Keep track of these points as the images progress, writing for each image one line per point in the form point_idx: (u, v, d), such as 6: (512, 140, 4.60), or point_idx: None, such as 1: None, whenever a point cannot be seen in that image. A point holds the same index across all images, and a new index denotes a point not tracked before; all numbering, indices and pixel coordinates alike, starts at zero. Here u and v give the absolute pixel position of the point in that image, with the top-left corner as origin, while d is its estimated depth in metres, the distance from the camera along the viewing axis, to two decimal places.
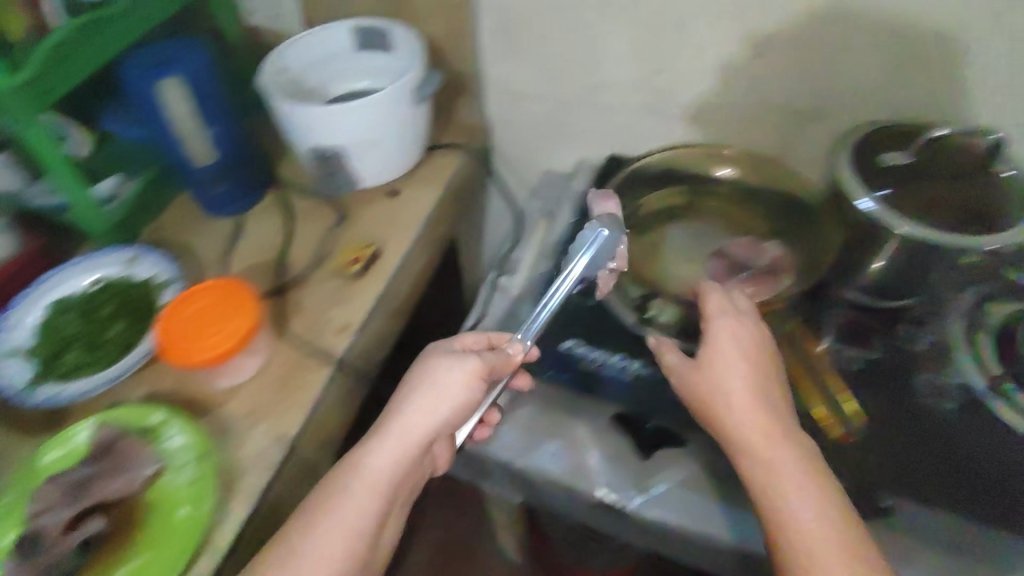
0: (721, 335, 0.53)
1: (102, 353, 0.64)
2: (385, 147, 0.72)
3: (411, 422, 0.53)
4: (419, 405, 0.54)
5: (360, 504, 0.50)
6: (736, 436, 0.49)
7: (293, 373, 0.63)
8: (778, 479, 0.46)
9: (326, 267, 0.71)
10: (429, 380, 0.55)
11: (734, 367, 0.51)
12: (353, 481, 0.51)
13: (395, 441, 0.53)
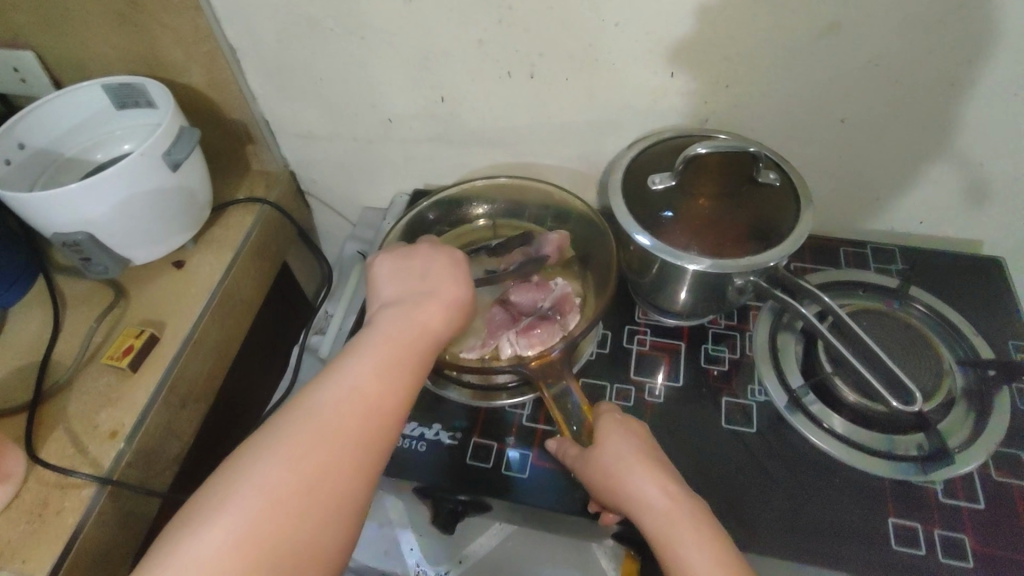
0: (610, 435, 0.48)
1: None
2: (145, 219, 0.65)
3: (429, 307, 0.48)
4: (432, 293, 0.49)
5: (373, 386, 0.43)
6: (661, 526, 0.43)
7: (49, 497, 0.55)
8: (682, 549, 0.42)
9: (97, 363, 0.64)
10: (441, 273, 0.50)
11: (633, 466, 0.46)
12: (368, 361, 0.44)
13: (407, 324, 0.47)
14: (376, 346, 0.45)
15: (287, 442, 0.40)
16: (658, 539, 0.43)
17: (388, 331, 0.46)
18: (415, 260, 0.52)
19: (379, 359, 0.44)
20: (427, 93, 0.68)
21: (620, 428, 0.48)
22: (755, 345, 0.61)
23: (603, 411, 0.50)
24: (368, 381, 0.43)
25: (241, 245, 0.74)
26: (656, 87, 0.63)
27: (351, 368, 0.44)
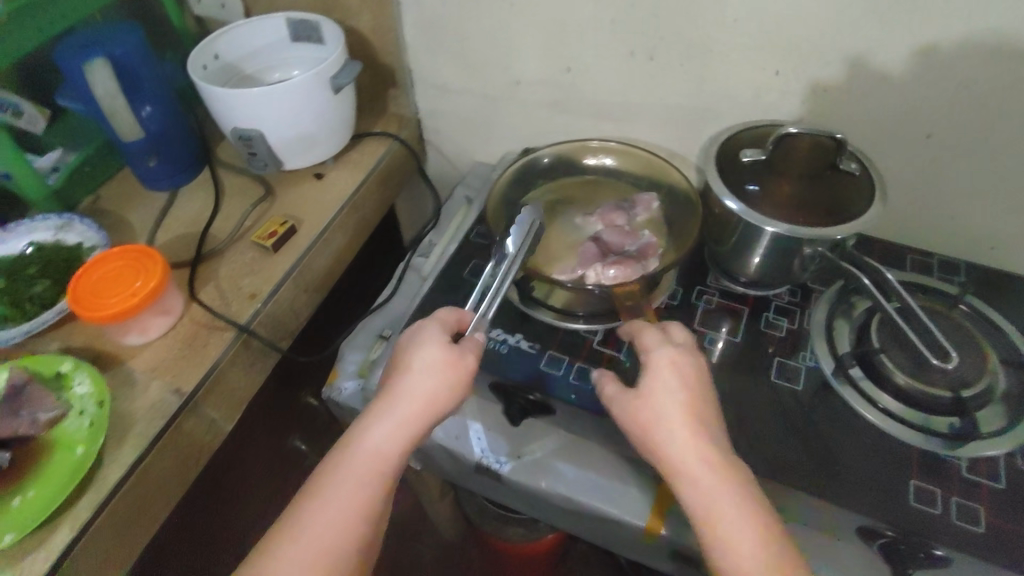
0: (662, 374, 0.51)
1: (22, 308, 0.66)
2: (303, 127, 0.77)
3: (412, 396, 0.51)
4: (415, 379, 0.52)
5: (362, 481, 0.48)
6: (693, 479, 0.46)
7: (198, 333, 0.68)
8: (712, 504, 0.45)
9: (245, 240, 0.76)
10: (429, 356, 0.53)
11: (669, 402, 0.50)
12: (358, 460, 0.49)
13: (393, 415, 0.50)
14: (365, 441, 0.49)
15: (287, 547, 0.45)
16: (688, 489, 0.47)
17: (374, 424, 0.50)
18: (395, 360, 0.54)
19: (368, 454, 0.49)
20: (556, 62, 0.78)
21: (671, 375, 0.51)
22: (812, 321, 0.68)
23: (654, 355, 0.52)
24: (357, 478, 0.48)
25: (370, 168, 0.85)
26: (762, 83, 0.70)
27: (339, 470, 0.48)
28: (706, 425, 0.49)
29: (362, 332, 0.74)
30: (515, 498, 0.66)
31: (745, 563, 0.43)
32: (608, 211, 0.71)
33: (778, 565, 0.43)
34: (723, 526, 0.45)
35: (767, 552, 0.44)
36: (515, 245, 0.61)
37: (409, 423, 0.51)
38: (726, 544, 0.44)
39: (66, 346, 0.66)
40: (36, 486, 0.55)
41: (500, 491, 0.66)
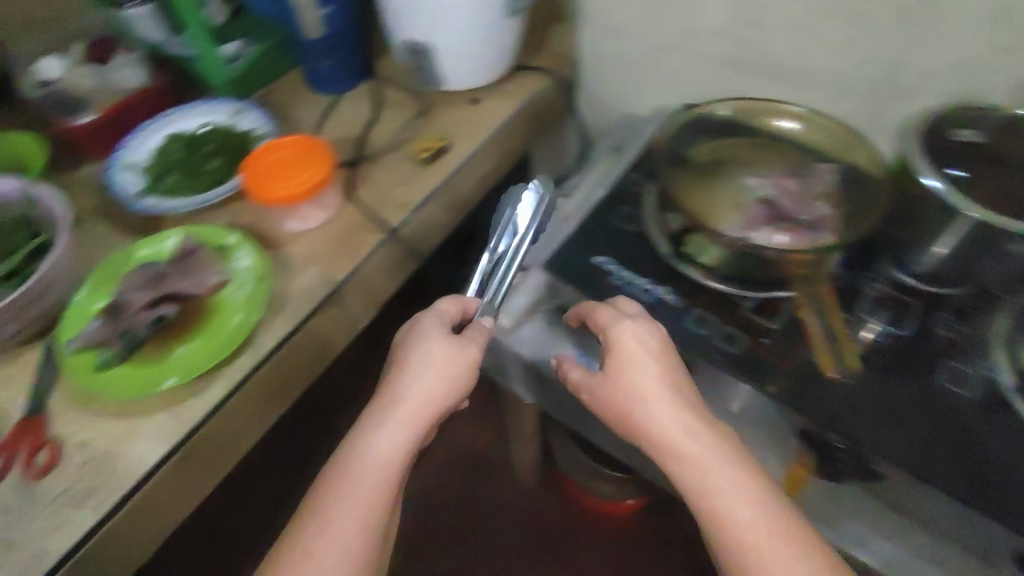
0: (626, 339, 0.54)
1: (199, 180, 0.72)
2: (471, 46, 0.76)
3: (414, 397, 0.52)
4: (421, 377, 0.53)
5: (378, 480, 0.49)
6: (669, 447, 0.49)
7: (350, 231, 0.69)
8: (699, 471, 0.48)
9: (402, 151, 0.77)
10: (436, 356, 0.54)
11: (645, 368, 0.52)
12: (367, 467, 0.49)
13: (404, 416, 0.52)
14: (373, 445, 0.50)
15: (310, 560, 0.46)
16: (665, 456, 0.49)
17: (379, 432, 0.51)
18: (396, 362, 0.55)
19: (375, 460, 0.50)
20: (746, 9, 0.73)
21: (635, 344, 0.53)
22: (994, 329, 0.60)
23: (605, 323, 0.55)
24: (373, 478, 0.49)
25: (527, 99, 0.83)
26: (990, 52, 0.62)
27: (348, 476, 0.49)
28: (672, 390, 0.51)
29: None
30: (630, 451, 0.65)
31: (739, 520, 0.46)
32: (780, 179, 0.67)
33: (786, 522, 0.46)
34: (725, 504, 0.46)
35: (789, 542, 0.45)
36: (527, 224, 0.64)
37: (417, 416, 0.52)
38: (719, 509, 0.46)
39: (234, 223, 0.70)
40: (197, 341, 0.60)
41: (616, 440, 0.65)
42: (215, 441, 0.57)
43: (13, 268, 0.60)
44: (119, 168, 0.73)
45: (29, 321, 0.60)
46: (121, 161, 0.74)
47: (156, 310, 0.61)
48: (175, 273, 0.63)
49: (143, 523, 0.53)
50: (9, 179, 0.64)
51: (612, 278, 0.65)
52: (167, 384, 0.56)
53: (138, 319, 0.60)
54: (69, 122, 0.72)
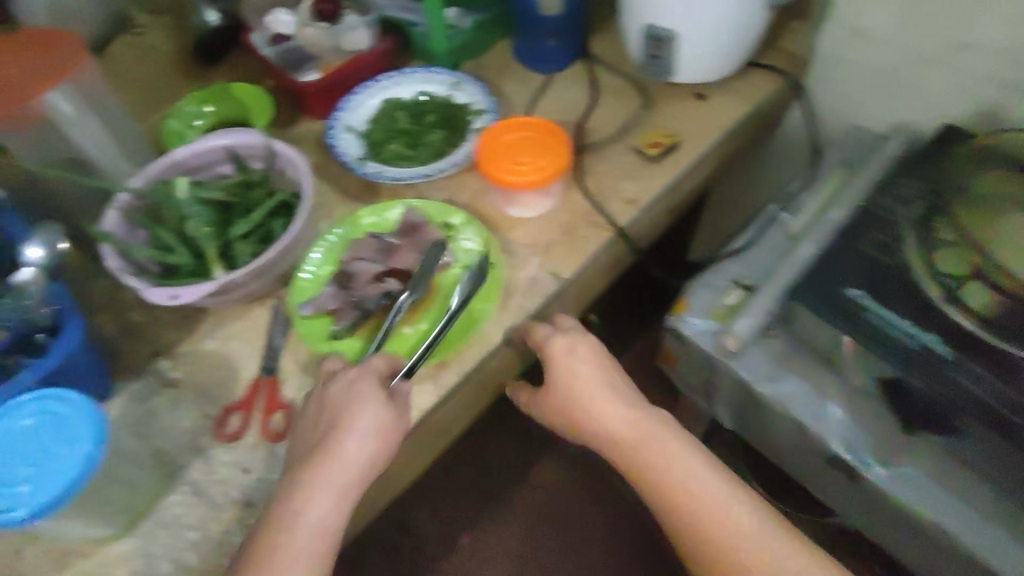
0: (563, 351, 0.58)
1: (420, 152, 0.70)
2: (718, 40, 0.69)
3: (354, 460, 0.48)
4: (355, 445, 0.48)
5: (308, 556, 0.46)
6: (662, 473, 0.54)
7: (576, 224, 0.66)
8: (684, 489, 0.54)
9: (625, 143, 0.72)
10: (333, 395, 0.51)
11: (592, 379, 0.58)
12: (304, 533, 0.46)
13: (334, 485, 0.47)
14: (311, 516, 0.47)
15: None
16: (649, 479, 0.55)
17: (307, 483, 0.47)
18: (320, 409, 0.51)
19: (307, 525, 0.46)
20: None
21: (573, 360, 0.58)
22: None
23: (559, 343, 0.58)
24: (303, 557, 0.46)
25: (759, 102, 0.76)
26: None
27: (282, 542, 0.46)
28: (644, 416, 0.57)
29: (714, 274, 0.71)
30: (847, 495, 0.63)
31: (760, 549, 0.51)
32: None
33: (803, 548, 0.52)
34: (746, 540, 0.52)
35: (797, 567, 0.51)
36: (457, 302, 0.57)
37: (353, 488, 0.48)
38: (690, 521, 0.53)
39: (453, 200, 0.68)
40: (427, 323, 0.58)
41: (832, 483, 0.63)
42: (437, 428, 0.59)
43: (255, 225, 0.60)
44: (340, 128, 0.71)
45: (270, 279, 0.59)
46: (341, 120, 0.72)
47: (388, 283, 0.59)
48: (405, 247, 0.61)
49: (373, 492, 0.57)
50: (256, 136, 0.64)
51: (869, 317, 0.58)
52: (403, 368, 0.54)
53: (372, 291, 0.58)
54: (295, 78, 0.72)
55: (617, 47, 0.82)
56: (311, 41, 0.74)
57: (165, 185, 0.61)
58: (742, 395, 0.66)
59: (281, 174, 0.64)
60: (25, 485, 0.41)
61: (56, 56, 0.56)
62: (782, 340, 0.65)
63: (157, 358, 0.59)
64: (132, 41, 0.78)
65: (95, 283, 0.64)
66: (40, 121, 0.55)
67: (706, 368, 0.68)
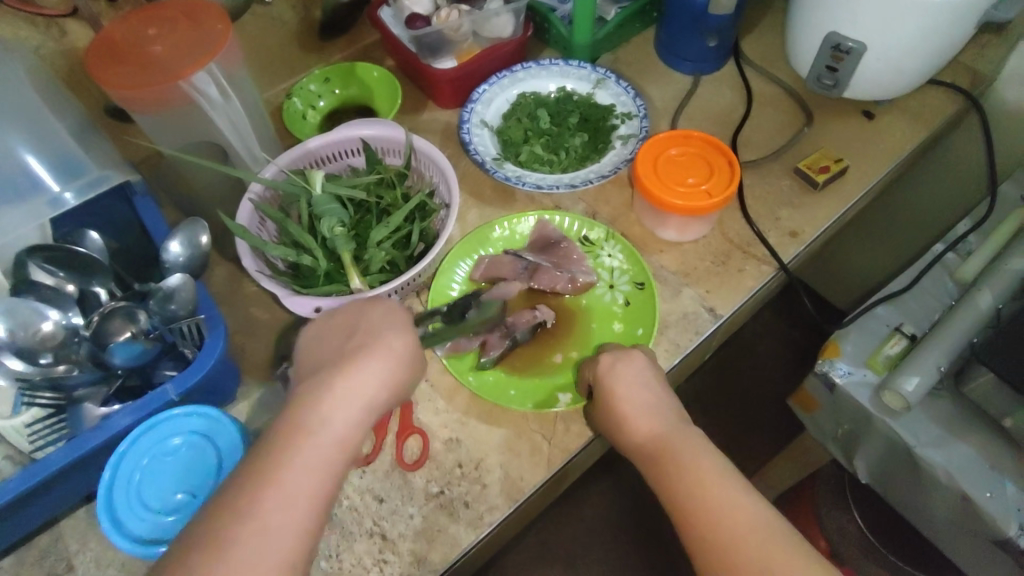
0: (630, 382, 0.49)
1: (560, 158, 0.65)
2: (909, 58, 0.62)
3: (376, 374, 0.42)
4: (379, 360, 0.42)
5: (318, 468, 0.38)
6: (702, 489, 0.42)
7: (732, 253, 0.60)
8: (698, 493, 0.42)
9: (787, 162, 0.65)
10: (375, 315, 0.45)
11: (643, 397, 0.48)
12: (319, 439, 0.39)
13: (351, 393, 0.41)
14: (318, 413, 0.40)
15: (247, 539, 0.35)
16: (674, 488, 0.43)
17: (333, 388, 0.40)
18: (341, 321, 0.45)
19: (330, 432, 0.39)
20: None
21: (627, 375, 0.49)
22: None
23: (603, 362, 0.50)
24: (314, 466, 0.38)
25: (937, 126, 0.68)
26: None
27: (304, 442, 0.38)
28: (669, 430, 0.46)
29: (870, 318, 0.65)
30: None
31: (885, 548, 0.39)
32: None
33: None
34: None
35: None
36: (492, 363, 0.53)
37: (362, 397, 0.41)
38: (714, 542, 0.40)
39: (596, 214, 0.63)
40: (578, 352, 0.55)
41: (989, 563, 0.58)
42: (574, 470, 0.54)
43: (393, 231, 0.57)
44: (475, 125, 0.66)
45: (407, 289, 0.56)
46: (476, 116, 0.67)
47: (542, 313, 0.55)
48: (548, 266, 0.56)
49: (504, 535, 0.53)
50: (394, 130, 0.59)
51: None
52: (563, 408, 0.52)
53: (533, 318, 0.55)
54: (431, 65, 0.67)
55: (771, 48, 0.74)
56: (452, 26, 0.65)
57: (299, 176, 0.57)
58: (892, 454, 0.61)
59: (419, 173, 0.60)
60: (173, 517, 0.41)
61: (202, 34, 0.52)
62: (949, 403, 0.59)
63: (282, 362, 0.56)
64: (264, 14, 0.68)
65: (212, 270, 0.61)
66: (181, 101, 0.53)
67: (857, 422, 0.62)
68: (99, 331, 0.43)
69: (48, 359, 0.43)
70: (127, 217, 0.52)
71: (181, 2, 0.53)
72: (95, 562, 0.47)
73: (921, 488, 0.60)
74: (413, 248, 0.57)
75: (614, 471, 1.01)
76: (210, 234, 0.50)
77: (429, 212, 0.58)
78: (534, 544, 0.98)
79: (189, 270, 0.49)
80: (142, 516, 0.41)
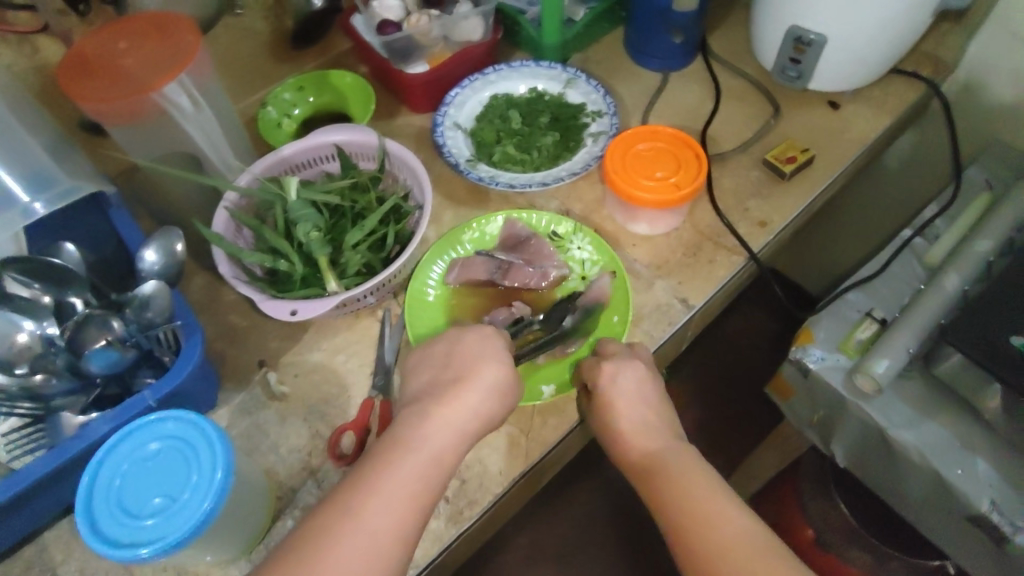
0: (628, 391, 0.50)
1: (532, 156, 0.66)
2: (870, 48, 0.63)
3: (471, 401, 0.46)
4: (477, 389, 0.46)
5: (417, 483, 0.42)
6: (683, 492, 0.44)
7: (703, 245, 0.61)
8: (689, 504, 0.43)
9: (756, 154, 0.66)
10: (465, 340, 0.49)
11: (642, 406, 0.50)
12: (419, 456, 0.43)
13: (452, 417, 0.45)
14: (423, 435, 0.44)
15: (342, 542, 0.38)
16: (666, 500, 0.44)
17: (434, 414, 0.45)
18: (440, 348, 0.50)
19: (428, 449, 0.43)
20: None
21: (628, 384, 0.50)
22: None
23: (605, 371, 0.50)
24: (414, 481, 0.42)
25: (901, 114, 0.69)
26: None
27: (401, 459, 0.42)
28: (666, 447, 0.48)
29: (842, 304, 0.66)
30: (983, 557, 0.58)
31: None
32: None
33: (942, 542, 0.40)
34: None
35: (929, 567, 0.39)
36: None
37: (459, 420, 0.45)
38: (704, 551, 0.41)
39: (569, 210, 0.64)
40: (576, 348, 0.55)
41: (966, 541, 0.59)
42: (552, 465, 0.55)
43: (367, 235, 0.57)
44: (447, 128, 0.67)
45: (383, 291, 0.57)
46: (449, 119, 0.68)
47: (572, 318, 0.56)
48: (519, 264, 0.58)
49: (487, 530, 0.54)
50: (367, 135, 0.60)
51: None
52: (548, 398, 0.52)
53: (559, 319, 0.56)
54: (404, 70, 0.68)
55: (738, 43, 0.75)
56: (422, 31, 0.66)
57: (273, 184, 0.58)
58: (868, 438, 0.62)
59: (393, 176, 0.61)
60: (151, 521, 0.40)
61: (173, 44, 0.52)
62: (921, 385, 0.61)
63: (262, 367, 0.56)
64: (236, 25, 0.70)
65: (191, 279, 0.61)
66: (154, 112, 0.53)
67: (832, 407, 0.64)
68: (75, 339, 0.43)
69: (26, 369, 0.43)
70: (103, 231, 0.53)
71: (151, 14, 0.54)
72: (79, 570, 0.48)
73: (897, 469, 0.61)
74: (387, 250, 0.58)
75: (600, 470, 1.02)
76: (185, 243, 0.50)
77: (403, 215, 0.59)
78: (524, 543, 0.98)
79: (165, 278, 0.50)
80: (121, 520, 0.40)
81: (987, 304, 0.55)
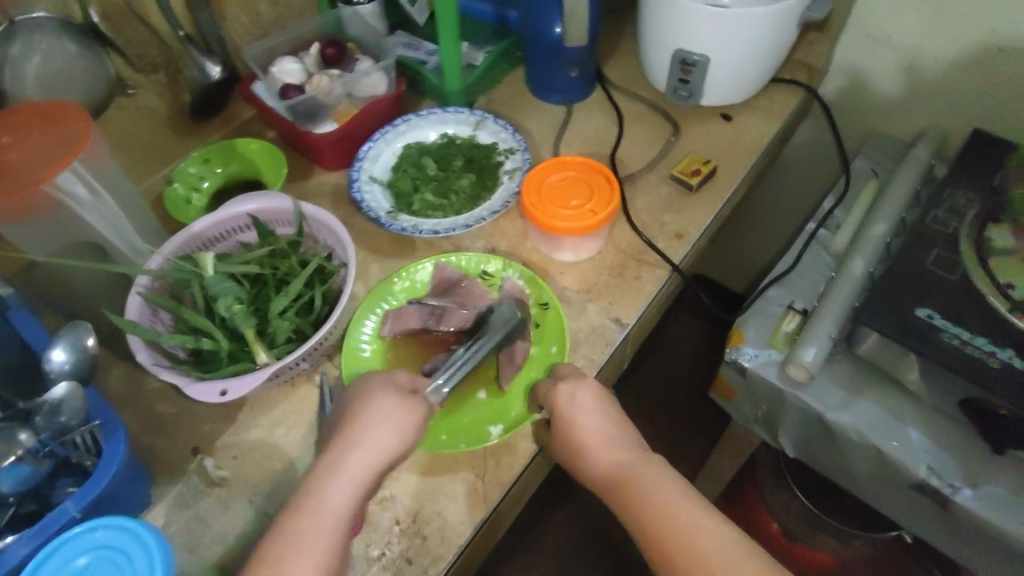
0: (587, 407, 0.50)
1: (452, 200, 0.66)
2: (748, 63, 0.68)
3: (368, 446, 0.44)
4: (374, 432, 0.45)
5: (320, 542, 0.40)
6: (655, 498, 0.44)
7: (627, 263, 0.63)
8: (660, 513, 0.43)
9: (663, 171, 0.70)
10: (369, 387, 0.48)
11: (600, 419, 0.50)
12: (320, 514, 0.41)
13: (351, 467, 0.43)
14: (324, 490, 0.42)
15: None
16: (637, 511, 0.44)
17: (339, 467, 0.43)
18: (348, 398, 0.49)
19: (327, 504, 0.41)
20: None
21: (586, 400, 0.50)
22: None
23: (561, 391, 0.51)
24: (316, 540, 0.40)
25: (786, 119, 0.74)
26: None
27: (301, 521, 0.40)
28: (633, 457, 0.48)
29: (765, 301, 0.69)
30: (930, 520, 0.61)
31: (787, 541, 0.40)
32: None
33: None
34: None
35: None
36: None
37: (357, 468, 0.43)
38: (678, 554, 0.41)
39: (495, 248, 0.65)
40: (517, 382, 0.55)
41: (913, 508, 0.62)
42: (514, 505, 0.54)
43: (293, 299, 0.56)
44: (364, 183, 0.67)
45: (317, 355, 0.55)
46: (364, 173, 0.68)
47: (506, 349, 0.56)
48: (452, 307, 0.57)
49: None
50: (282, 200, 0.59)
51: (954, 350, 0.54)
52: (496, 439, 0.52)
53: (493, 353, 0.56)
54: (312, 131, 0.68)
55: (631, 70, 0.79)
56: (325, 91, 0.66)
57: (187, 262, 0.56)
58: (810, 424, 0.64)
59: (313, 238, 0.60)
60: None
61: (62, 132, 0.50)
62: (848, 367, 0.64)
63: (198, 455, 0.53)
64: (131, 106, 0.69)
65: (110, 372, 0.58)
66: (47, 205, 0.51)
67: (773, 401, 0.66)
68: None
69: None
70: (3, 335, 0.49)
71: (32, 105, 0.51)
72: None
73: (842, 450, 0.64)
74: (317, 313, 0.56)
75: (570, 499, 1.01)
76: (97, 336, 0.48)
77: (329, 275, 0.58)
78: None
79: (77, 376, 0.46)
80: None
81: (893, 282, 0.59)
